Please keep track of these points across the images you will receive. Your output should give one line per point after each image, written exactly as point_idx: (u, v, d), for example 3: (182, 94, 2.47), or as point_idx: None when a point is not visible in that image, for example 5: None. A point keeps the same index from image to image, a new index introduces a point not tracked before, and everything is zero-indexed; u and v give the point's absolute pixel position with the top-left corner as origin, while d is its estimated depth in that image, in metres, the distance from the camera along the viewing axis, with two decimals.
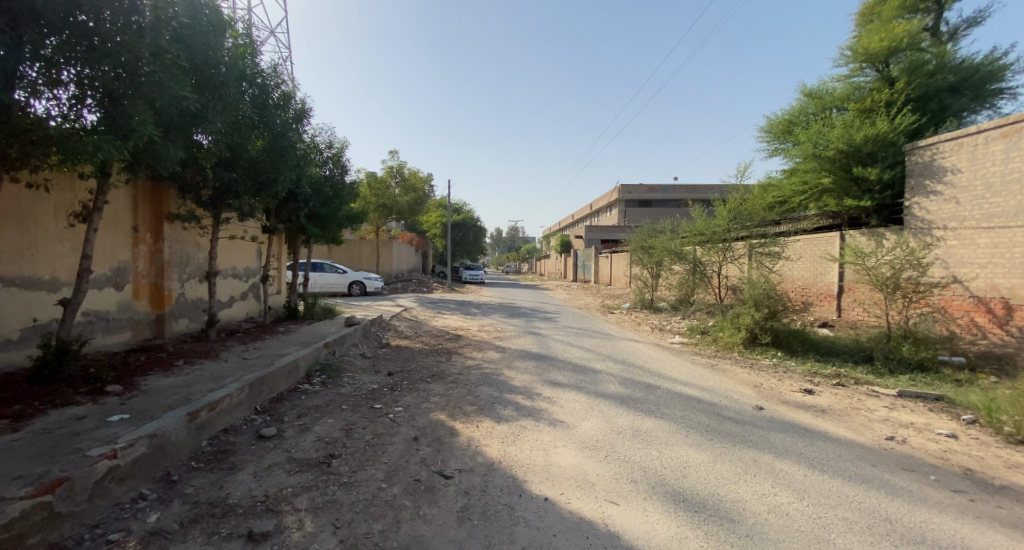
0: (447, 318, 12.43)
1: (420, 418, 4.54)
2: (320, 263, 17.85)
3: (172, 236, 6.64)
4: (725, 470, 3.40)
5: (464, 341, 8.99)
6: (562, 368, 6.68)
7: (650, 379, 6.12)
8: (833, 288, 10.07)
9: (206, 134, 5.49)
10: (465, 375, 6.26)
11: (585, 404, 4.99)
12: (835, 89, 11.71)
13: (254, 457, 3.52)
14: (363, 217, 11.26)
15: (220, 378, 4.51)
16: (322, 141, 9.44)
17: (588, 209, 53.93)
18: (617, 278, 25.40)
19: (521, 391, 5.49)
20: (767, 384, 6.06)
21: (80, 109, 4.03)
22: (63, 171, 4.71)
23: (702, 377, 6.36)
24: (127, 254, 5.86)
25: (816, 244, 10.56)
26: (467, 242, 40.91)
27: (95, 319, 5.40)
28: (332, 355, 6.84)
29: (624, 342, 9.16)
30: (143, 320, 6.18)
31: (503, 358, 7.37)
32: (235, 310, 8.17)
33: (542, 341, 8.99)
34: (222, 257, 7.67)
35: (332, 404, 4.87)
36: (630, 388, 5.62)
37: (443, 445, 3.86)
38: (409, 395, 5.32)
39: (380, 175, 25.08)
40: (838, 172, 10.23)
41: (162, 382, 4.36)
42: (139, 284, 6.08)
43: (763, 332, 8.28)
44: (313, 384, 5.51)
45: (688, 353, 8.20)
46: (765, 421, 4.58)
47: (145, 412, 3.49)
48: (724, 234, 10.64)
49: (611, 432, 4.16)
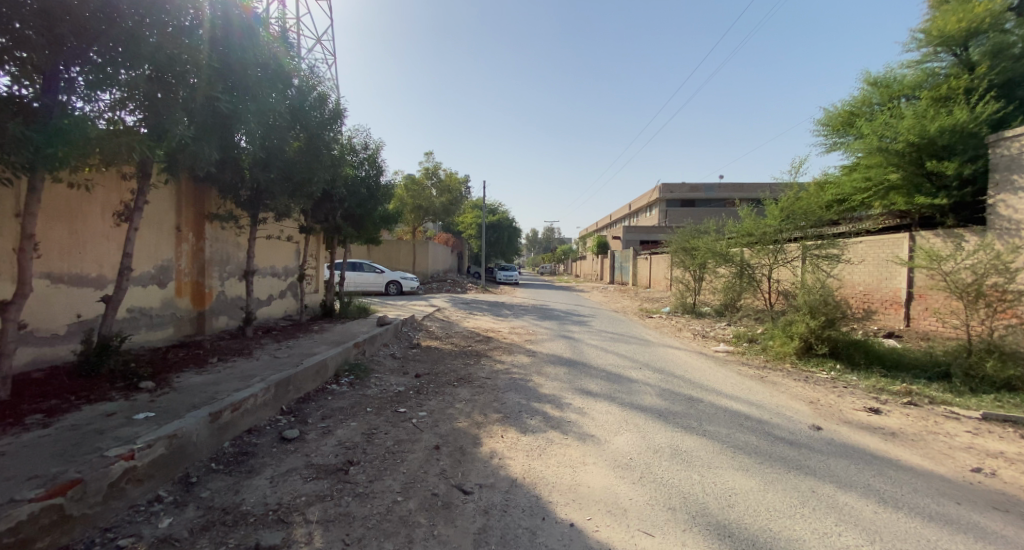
0: (480, 319, 12.31)
1: (444, 425, 4.36)
2: (358, 263, 18.27)
3: (213, 236, 6.85)
4: (778, 501, 2.99)
5: (495, 343, 8.81)
6: (594, 375, 6.34)
7: (691, 390, 5.68)
8: (901, 294, 9.15)
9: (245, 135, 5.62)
10: (493, 380, 6.05)
11: (618, 417, 4.64)
12: (905, 76, 10.64)
13: (273, 461, 3.46)
14: (398, 217, 11.33)
15: (248, 377, 4.52)
16: (358, 142, 9.55)
17: (628, 209, 52.67)
18: (657, 280, 24.46)
19: (550, 399, 5.22)
20: (825, 401, 5.48)
21: (120, 111, 4.13)
22: (108, 172, 4.90)
23: (750, 391, 5.85)
24: (171, 252, 6.07)
25: (881, 247, 9.65)
26: (503, 242, 40.93)
27: (139, 315, 5.61)
28: (362, 355, 6.81)
29: (662, 349, 8.67)
30: (185, 316, 6.39)
31: (533, 363, 7.11)
32: (273, 309, 8.37)
33: (576, 346, 8.66)
34: (260, 256, 7.84)
35: (357, 406, 4.79)
36: (669, 401, 5.21)
37: (465, 456, 3.66)
38: (434, 399, 5.16)
39: (417, 177, 25.45)
40: (907, 166, 9.21)
41: (193, 379, 4.42)
42: (181, 282, 6.29)
43: (820, 342, 7.59)
44: (340, 384, 5.47)
45: (734, 363, 7.64)
46: (825, 444, 4.08)
47: (169, 411, 3.49)
48: (776, 235, 9.92)
49: (646, 450, 3.81)
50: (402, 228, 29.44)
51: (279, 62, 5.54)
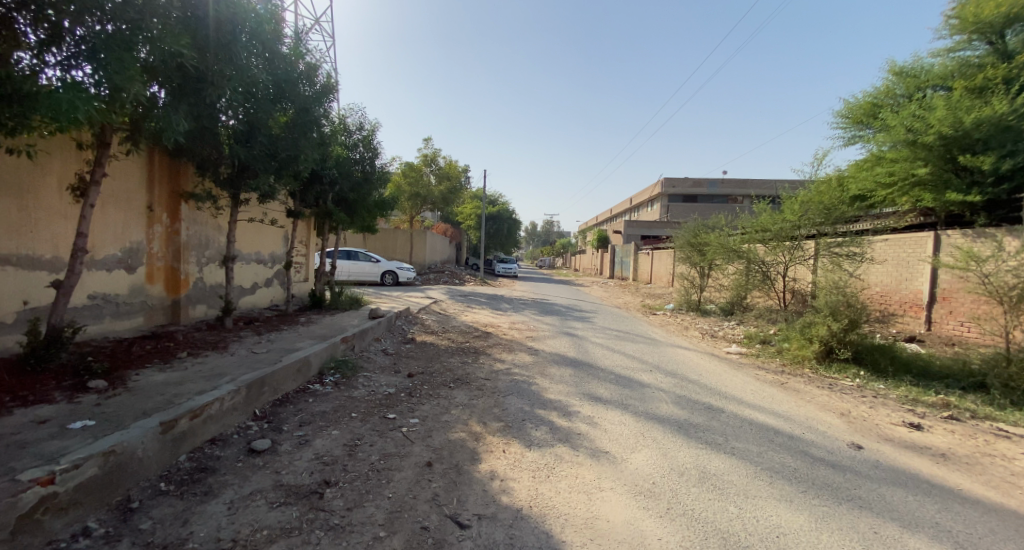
0: (478, 313, 11.81)
1: (437, 436, 3.84)
2: (353, 252, 17.67)
3: (190, 218, 6.27)
4: (836, 546, 2.49)
5: (494, 340, 8.29)
6: (602, 378, 5.84)
7: (709, 397, 5.21)
8: (923, 296, 8.70)
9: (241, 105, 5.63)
10: (493, 382, 5.54)
11: (633, 429, 4.14)
12: (933, 66, 10.12)
13: (236, 479, 2.93)
14: (394, 204, 10.73)
15: (216, 376, 3.98)
16: (352, 122, 8.94)
17: (628, 204, 52.21)
18: (659, 277, 23.95)
19: (556, 406, 4.71)
20: (858, 414, 5.01)
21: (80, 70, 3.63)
22: (59, 138, 4.29)
23: (773, 400, 5.36)
24: (141, 233, 5.52)
25: (904, 246, 9.17)
26: (501, 234, 40.28)
27: (103, 303, 5.06)
28: (350, 350, 6.29)
29: (671, 349, 8.16)
30: (157, 305, 5.84)
31: (535, 363, 6.59)
32: (257, 298, 7.82)
33: (580, 344, 8.16)
34: (243, 241, 7.27)
35: (341, 411, 4.28)
36: (687, 410, 4.72)
37: (461, 477, 3.16)
38: (428, 403, 4.66)
39: (416, 164, 24.76)
40: (937, 161, 8.66)
41: (154, 378, 3.88)
42: (153, 267, 5.73)
43: (842, 347, 7.10)
44: (324, 384, 4.94)
45: (750, 366, 7.16)
46: (871, 469, 3.61)
47: (115, 418, 2.96)
48: (793, 231, 9.34)
49: (670, 472, 3.31)
50: (398, 217, 28.70)
51: (258, 21, 4.94)
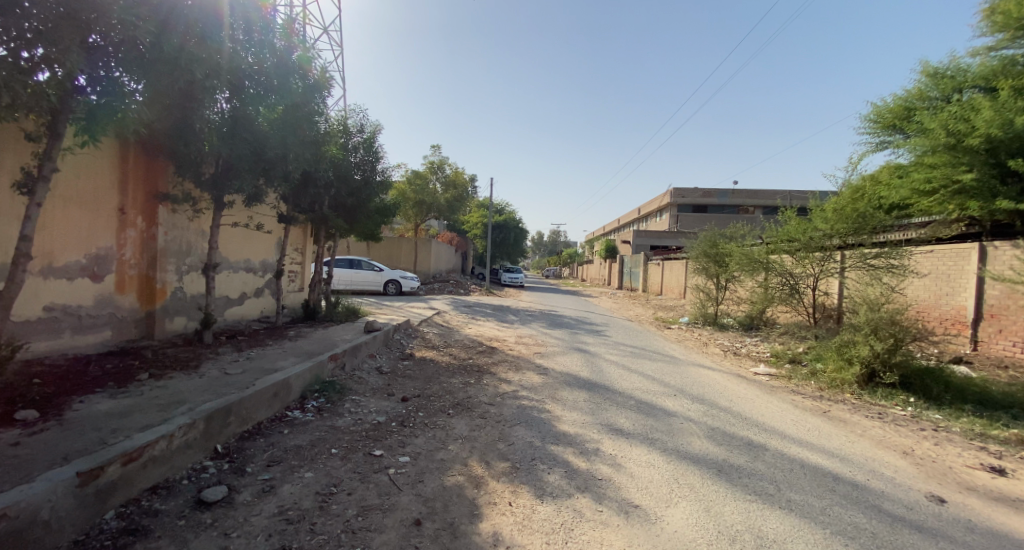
0: (482, 326, 11.17)
1: (430, 482, 3.20)
2: (356, 260, 17.15)
3: (170, 222, 5.76)
4: None
5: (500, 356, 7.63)
6: (621, 405, 5.16)
7: (745, 430, 4.52)
8: (967, 313, 7.96)
9: (226, 101, 5.19)
10: (498, 409, 4.89)
11: (664, 474, 3.46)
12: (971, 66, 9.41)
13: (171, 545, 2.28)
14: (397, 210, 10.18)
15: (172, 406, 3.37)
16: (352, 124, 8.46)
17: (637, 214, 51.61)
18: (671, 288, 23.19)
19: (572, 441, 4.05)
20: (924, 453, 4.30)
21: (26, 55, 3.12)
22: (6, 128, 3.78)
23: (821, 433, 4.64)
24: (111, 238, 4.99)
25: (944, 259, 8.47)
26: (507, 243, 39.72)
27: (62, 315, 4.51)
28: (340, 369, 5.69)
29: (693, 369, 7.45)
30: (128, 317, 5.29)
31: (545, 385, 5.92)
32: (245, 309, 7.26)
33: (593, 362, 7.47)
34: (229, 248, 6.73)
35: (320, 446, 3.65)
36: (724, 447, 4.04)
37: (459, 543, 2.50)
38: (422, 436, 4.03)
39: (421, 172, 24.29)
40: (982, 166, 7.93)
41: (98, 407, 3.29)
42: (124, 276, 5.19)
43: (887, 370, 6.37)
44: (304, 412, 4.31)
45: (783, 390, 6.45)
46: (967, 533, 2.88)
47: (24, 466, 2.36)
48: (825, 241, 8.62)
49: (719, 538, 2.63)
50: (402, 225, 28.22)
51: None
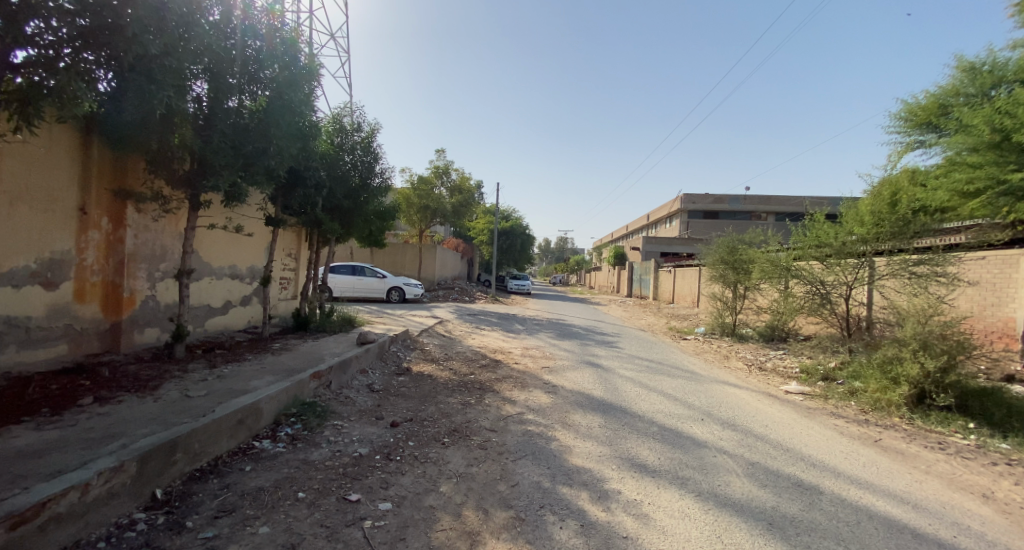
0: (487, 336, 10.54)
1: (413, 541, 2.56)
2: (358, 266, 16.64)
3: (140, 224, 5.24)
4: None
5: (504, 371, 7.00)
6: (642, 433, 4.49)
7: (790, 466, 3.84)
8: (1016, 326, 7.25)
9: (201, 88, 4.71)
10: (500, 437, 4.26)
11: (704, 530, 2.78)
12: (1011, 60, 8.54)
13: None
14: (397, 214, 9.64)
15: (102, 443, 2.79)
16: (349, 122, 7.97)
17: (646, 220, 50.98)
18: (683, 296, 22.43)
19: (587, 482, 3.38)
20: (1009, 496, 3.58)
21: None
22: None
23: (879, 470, 3.94)
24: (69, 241, 4.47)
25: (993, 266, 7.75)
26: (514, 249, 39.17)
27: (6, 329, 3.98)
28: (324, 388, 5.09)
29: (717, 386, 6.74)
30: (88, 329, 4.75)
31: (554, 406, 5.26)
32: (229, 319, 6.73)
33: (606, 379, 6.79)
34: (209, 252, 6.20)
35: (284, 489, 3.02)
36: (770, 489, 3.37)
37: None
38: (409, 473, 3.41)
39: (426, 177, 23.83)
40: None
41: (13, 444, 2.72)
42: (86, 283, 4.67)
43: (940, 392, 5.64)
44: (275, 442, 3.71)
45: (822, 412, 5.75)
46: None
47: None
48: (860, 246, 7.97)
49: None
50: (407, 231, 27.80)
51: None
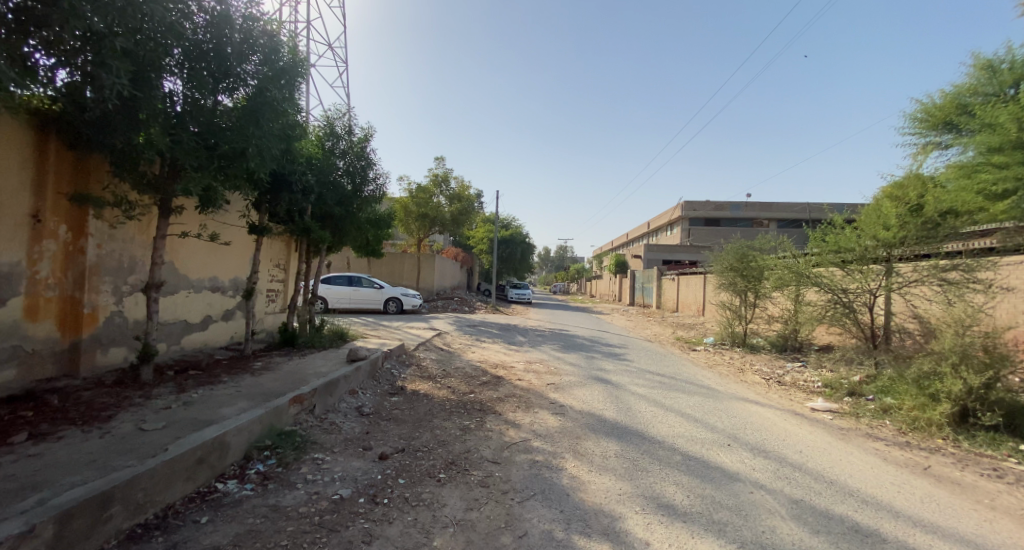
0: (488, 349, 10.03)
1: None
2: (354, 277, 16.16)
3: (105, 233, 4.76)
4: None
5: (506, 389, 6.48)
6: (665, 464, 3.95)
7: (839, 504, 3.32)
8: None
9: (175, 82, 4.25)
10: (504, 470, 3.73)
11: None
12: None
13: None
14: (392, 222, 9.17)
15: (15, 499, 2.26)
16: (341, 125, 7.53)
17: (646, 228, 50.73)
18: (688, 304, 21.99)
19: (607, 531, 2.84)
20: None
21: None
22: None
23: (939, 506, 3.42)
24: (17, 252, 3.97)
25: None
26: (514, 258, 38.78)
27: None
28: (306, 414, 4.56)
29: (737, 404, 6.21)
30: (41, 350, 4.24)
31: (563, 431, 4.73)
32: (207, 335, 6.22)
33: (618, 397, 6.27)
34: (185, 263, 5.71)
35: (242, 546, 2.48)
36: (824, 538, 2.83)
37: None
38: (396, 523, 2.87)
39: (424, 185, 23.51)
40: None
41: None
42: (39, 299, 4.18)
43: (986, 410, 5.13)
44: (241, 484, 3.18)
45: (856, 434, 5.23)
46: None
47: None
48: (882, 251, 7.55)
49: None
50: (405, 241, 27.37)
51: None
